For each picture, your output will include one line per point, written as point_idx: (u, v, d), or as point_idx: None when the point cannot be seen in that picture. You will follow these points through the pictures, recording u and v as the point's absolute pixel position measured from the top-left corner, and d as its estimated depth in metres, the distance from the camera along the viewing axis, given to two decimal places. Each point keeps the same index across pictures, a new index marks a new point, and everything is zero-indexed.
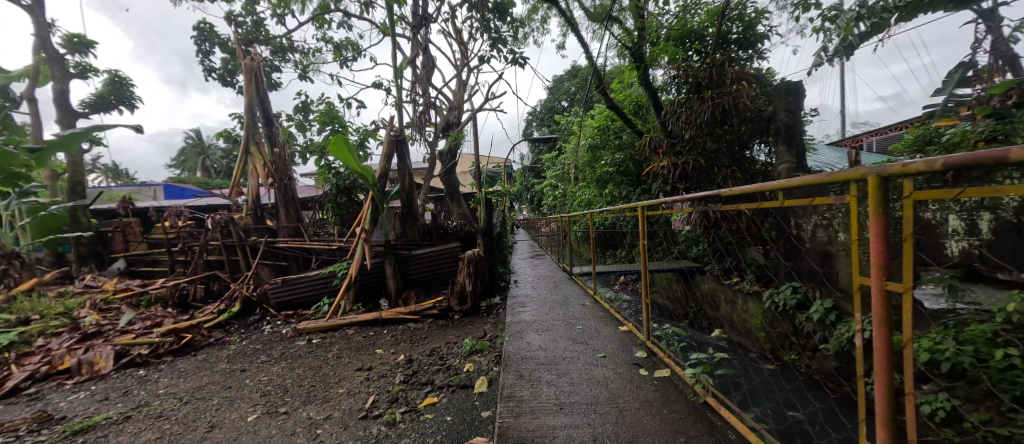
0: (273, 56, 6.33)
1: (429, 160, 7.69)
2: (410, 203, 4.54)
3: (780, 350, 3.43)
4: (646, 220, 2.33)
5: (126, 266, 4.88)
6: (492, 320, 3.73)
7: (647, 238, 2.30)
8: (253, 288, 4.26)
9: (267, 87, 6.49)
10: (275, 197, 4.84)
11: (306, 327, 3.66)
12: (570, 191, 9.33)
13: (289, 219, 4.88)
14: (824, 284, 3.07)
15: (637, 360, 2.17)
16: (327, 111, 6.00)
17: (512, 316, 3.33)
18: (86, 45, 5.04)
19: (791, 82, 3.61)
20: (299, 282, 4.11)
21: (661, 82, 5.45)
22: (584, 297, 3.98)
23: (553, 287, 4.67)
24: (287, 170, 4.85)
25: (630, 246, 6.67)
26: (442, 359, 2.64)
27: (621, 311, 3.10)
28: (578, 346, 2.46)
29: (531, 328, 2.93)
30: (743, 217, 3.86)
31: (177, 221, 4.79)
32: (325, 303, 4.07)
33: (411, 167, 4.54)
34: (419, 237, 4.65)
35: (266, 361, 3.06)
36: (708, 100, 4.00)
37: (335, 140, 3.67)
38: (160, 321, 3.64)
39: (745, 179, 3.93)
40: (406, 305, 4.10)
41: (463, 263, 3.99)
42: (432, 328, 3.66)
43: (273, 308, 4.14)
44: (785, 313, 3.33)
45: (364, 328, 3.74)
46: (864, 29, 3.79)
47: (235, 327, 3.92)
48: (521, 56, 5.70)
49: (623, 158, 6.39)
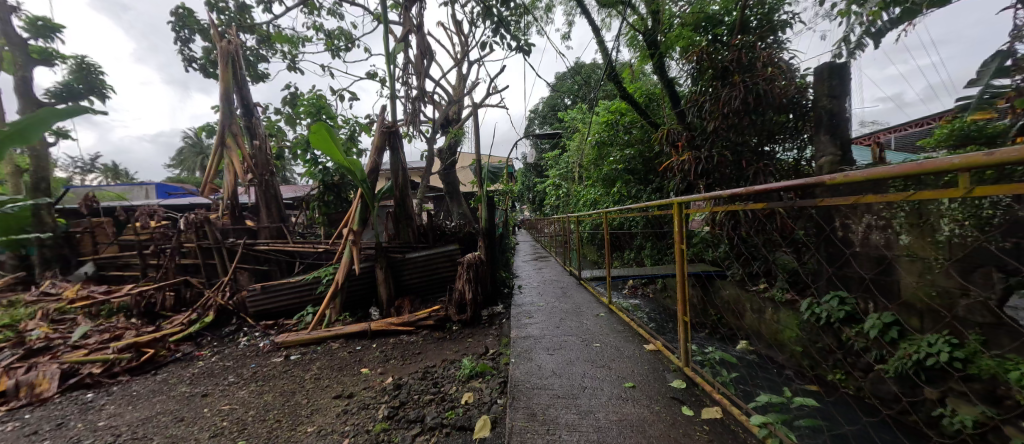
0: (260, 46, 5.99)
1: (427, 157, 7.31)
2: (403, 201, 4.12)
3: (821, 368, 3.02)
4: (685, 219, 1.92)
5: (95, 271, 4.48)
6: (495, 332, 3.33)
7: (686, 241, 1.89)
8: (229, 294, 3.85)
9: (254, 79, 6.11)
10: (255, 195, 4.41)
11: (285, 341, 3.25)
12: (574, 191, 8.93)
13: (271, 219, 4.46)
14: (878, 295, 2.66)
15: (673, 393, 1.76)
16: (315, 102, 5.57)
17: (517, 330, 2.92)
18: (51, 29, 4.65)
19: (834, 64, 3.15)
20: (280, 289, 3.70)
21: (675, 73, 5.06)
22: (597, 306, 3.56)
23: (561, 294, 4.26)
24: (269, 165, 4.42)
25: (640, 248, 6.28)
26: (436, 386, 2.22)
27: (643, 326, 2.68)
28: (599, 372, 2.04)
29: (541, 346, 2.52)
30: (775, 217, 3.45)
31: (149, 221, 4.39)
32: (308, 313, 3.65)
33: (406, 161, 4.15)
34: (414, 239, 4.23)
35: (233, 383, 2.64)
36: (736, 86, 3.58)
37: (315, 127, 3.17)
38: (119, 334, 3.23)
39: (778, 175, 3.51)
40: (398, 314, 3.69)
41: (462, 267, 3.58)
42: (427, 342, 3.24)
43: (251, 318, 3.74)
44: (829, 326, 2.92)
45: (351, 341, 3.33)
46: (897, 13, 3.43)
47: (207, 340, 3.51)
48: (525, 43, 5.28)
49: (633, 154, 6.00)
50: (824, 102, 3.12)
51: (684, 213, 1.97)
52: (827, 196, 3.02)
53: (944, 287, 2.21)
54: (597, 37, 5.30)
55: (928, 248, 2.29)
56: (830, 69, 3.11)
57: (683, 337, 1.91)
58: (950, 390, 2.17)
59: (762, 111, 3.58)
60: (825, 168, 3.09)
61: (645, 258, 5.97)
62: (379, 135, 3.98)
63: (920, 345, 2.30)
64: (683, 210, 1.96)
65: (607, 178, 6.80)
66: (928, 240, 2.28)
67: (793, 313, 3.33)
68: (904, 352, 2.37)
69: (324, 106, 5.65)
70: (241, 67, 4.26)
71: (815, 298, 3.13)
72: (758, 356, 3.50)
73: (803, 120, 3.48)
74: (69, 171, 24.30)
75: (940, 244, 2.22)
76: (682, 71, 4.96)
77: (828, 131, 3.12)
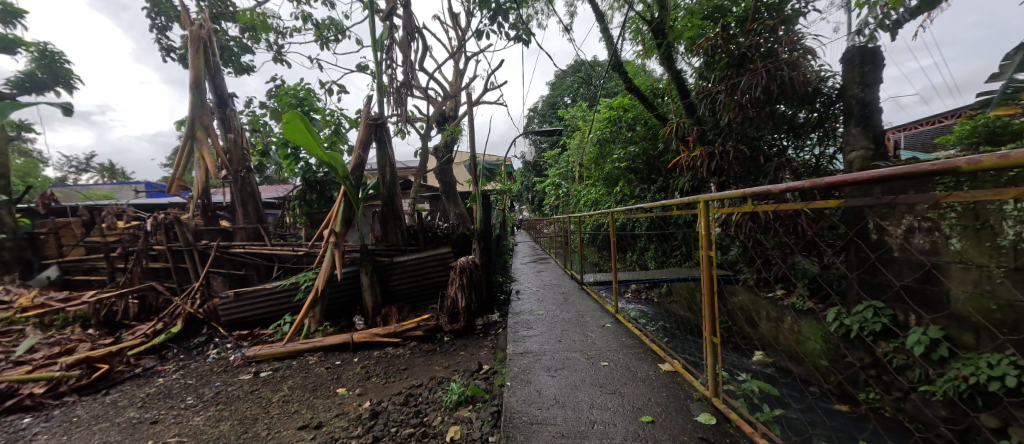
0: (245, 36, 5.79)
1: (422, 154, 7.02)
2: (391, 201, 3.81)
3: (850, 386, 2.73)
4: (715, 221, 1.58)
5: (59, 275, 4.17)
6: (490, 344, 3.03)
7: (717, 248, 1.57)
8: (200, 302, 3.54)
9: (239, 71, 5.84)
10: (232, 193, 4.09)
11: (257, 355, 2.93)
12: (574, 190, 8.65)
13: (248, 220, 4.13)
14: (920, 307, 2.36)
15: (702, 432, 1.43)
16: (290, 92, 4.95)
17: (515, 344, 2.61)
18: (14, 14, 4.38)
19: (866, 48, 2.83)
20: (254, 297, 3.39)
21: (680, 65, 4.80)
22: (602, 315, 3.24)
23: (562, 301, 3.94)
24: (245, 161, 4.09)
25: (642, 249, 6.00)
26: (418, 415, 1.91)
27: (656, 341, 2.37)
28: (609, 400, 1.73)
29: (541, 364, 2.21)
30: (798, 218, 3.14)
31: (116, 221, 4.07)
32: (285, 323, 3.33)
33: (393, 157, 3.86)
34: (403, 241, 3.92)
35: (188, 407, 2.32)
36: (754, 74, 3.27)
37: (287, 117, 2.81)
38: (72, 347, 2.91)
39: (801, 171, 3.20)
40: (385, 324, 3.37)
41: (454, 272, 3.28)
42: (415, 356, 2.93)
43: (223, 327, 3.43)
44: (862, 339, 2.63)
45: (330, 355, 3.01)
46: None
47: (172, 353, 3.19)
48: (523, 32, 4.99)
49: (637, 152, 5.61)
50: (854, 91, 2.80)
51: (712, 213, 1.64)
52: (859, 195, 2.73)
53: (1008, 299, 1.89)
54: (600, 27, 4.98)
55: (987, 255, 1.98)
56: (861, 53, 2.79)
57: (711, 361, 1.59)
58: (1015, 420, 1.87)
59: (782, 102, 3.27)
60: (855, 163, 2.77)
61: (649, 260, 5.70)
62: (364, 128, 3.65)
63: (978, 366, 1.98)
64: (712, 209, 1.62)
65: (609, 177, 6.52)
66: (987, 245, 1.96)
67: (816, 323, 3.03)
68: (957, 373, 2.05)
69: (306, 99, 5.07)
70: (215, 54, 3.93)
71: (842, 309, 2.84)
72: (778, 369, 3.21)
73: (829, 110, 3.16)
74: (63, 170, 24.04)
75: (1002, 250, 1.91)
76: (690, 63, 4.71)
77: (859, 123, 2.80)
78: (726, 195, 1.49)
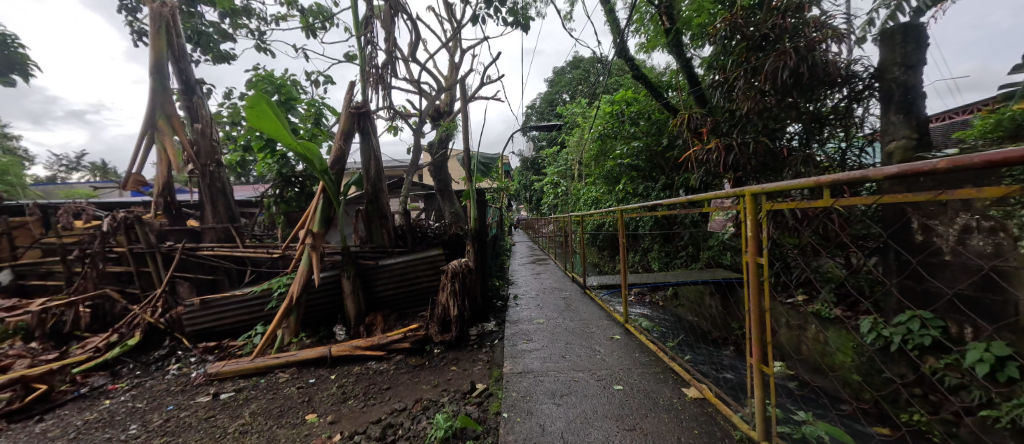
0: (224, 22, 5.47)
1: (414, 150, 6.72)
2: (376, 198, 3.48)
3: (889, 406, 2.43)
4: (767, 220, 1.23)
5: (11, 280, 3.79)
6: (485, 358, 2.71)
7: (769, 254, 1.22)
8: (162, 311, 3.19)
9: (217, 59, 5.55)
10: (201, 190, 3.72)
11: (220, 372, 2.59)
12: (574, 188, 8.32)
13: (219, 219, 3.77)
14: (978, 319, 2.05)
15: None
16: (267, 77, 4.55)
17: (513, 361, 2.28)
18: None
19: (910, 24, 2.47)
20: (222, 305, 3.05)
21: (688, 54, 4.50)
22: (610, 325, 2.92)
23: (564, 307, 3.62)
24: (215, 154, 3.72)
25: (646, 250, 5.72)
26: None
27: (676, 359, 2.05)
28: (629, 441, 1.41)
29: (544, 389, 1.88)
30: (826, 217, 2.83)
31: (73, 221, 3.70)
32: (256, 334, 2.99)
33: (378, 148, 3.53)
34: (389, 242, 3.58)
35: (128, 440, 1.97)
36: (777, 57, 2.95)
37: (251, 101, 2.36)
38: (7, 364, 2.55)
39: (830, 164, 2.89)
40: (368, 334, 3.03)
41: (445, 277, 2.95)
42: (400, 372, 2.60)
43: (187, 339, 3.09)
44: (904, 354, 2.33)
45: (305, 371, 2.67)
46: None
47: (127, 369, 2.85)
48: (521, 16, 4.65)
49: (641, 146, 5.26)
50: (894, 73, 2.48)
51: (763, 209, 1.27)
52: (900, 190, 2.42)
53: None
54: (605, 10, 4.65)
55: None
56: (903, 30, 2.45)
57: (759, 393, 1.28)
58: None
59: (808, 89, 2.95)
60: (896, 155, 2.46)
61: (653, 261, 5.41)
62: (345, 117, 3.29)
63: None
64: (761, 204, 1.26)
65: (610, 174, 6.24)
66: None
67: (847, 333, 2.74)
68: None
69: (281, 85, 4.60)
70: (179, 35, 3.55)
71: (879, 318, 2.53)
72: (802, 383, 2.92)
73: (862, 96, 2.81)
74: (52, 170, 23.66)
75: None
76: (699, 51, 4.42)
77: (900, 110, 2.47)
78: (790, 186, 1.12)
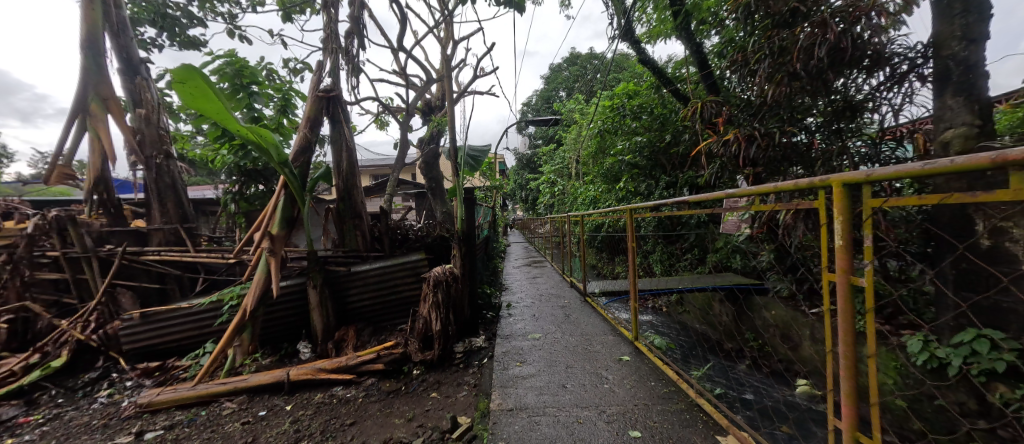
0: (192, 3, 5.02)
1: (402, 146, 6.26)
2: (348, 195, 3.06)
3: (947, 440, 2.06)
4: (874, 224, 0.82)
5: None
6: (471, 383, 2.30)
7: (875, 275, 0.82)
8: (96, 326, 2.78)
9: (184, 44, 5.09)
10: (148, 186, 3.27)
11: (154, 402, 2.16)
12: (572, 188, 7.86)
13: (171, 219, 3.31)
14: None
15: None
16: (230, 60, 4.01)
17: (502, 393, 1.88)
18: None
19: None
20: (166, 319, 2.62)
21: (699, 40, 4.10)
22: (616, 342, 2.52)
23: (563, 319, 3.20)
24: (163, 143, 3.28)
25: (647, 252, 5.33)
26: None
27: (704, 394, 1.63)
28: None
29: (541, 438, 1.46)
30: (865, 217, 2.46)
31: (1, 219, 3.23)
32: (204, 352, 2.56)
33: (351, 139, 3.11)
34: (364, 246, 3.15)
35: None
36: (809, 33, 2.55)
37: (181, 76, 1.91)
38: None
39: (868, 157, 2.52)
40: (336, 353, 2.61)
41: (426, 287, 2.54)
42: (369, 402, 2.18)
43: (124, 359, 2.65)
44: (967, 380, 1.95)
45: (257, 399, 2.25)
46: None
47: (48, 396, 2.41)
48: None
49: (644, 142, 4.85)
50: (952, 48, 2.11)
51: (860, 206, 0.87)
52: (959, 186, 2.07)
53: None
54: None
55: None
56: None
57: None
58: None
59: (843, 71, 2.56)
60: (954, 145, 2.08)
61: (655, 265, 5.02)
62: (312, 102, 2.84)
63: None
64: (863, 198, 0.85)
65: (610, 172, 5.85)
66: None
67: (890, 351, 2.36)
68: None
69: (245, 68, 4.04)
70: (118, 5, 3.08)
71: (933, 337, 2.15)
72: None
73: (905, 80, 2.42)
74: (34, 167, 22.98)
75: None
76: (712, 36, 4.02)
77: (959, 93, 2.10)
78: (926, 171, 0.72)
